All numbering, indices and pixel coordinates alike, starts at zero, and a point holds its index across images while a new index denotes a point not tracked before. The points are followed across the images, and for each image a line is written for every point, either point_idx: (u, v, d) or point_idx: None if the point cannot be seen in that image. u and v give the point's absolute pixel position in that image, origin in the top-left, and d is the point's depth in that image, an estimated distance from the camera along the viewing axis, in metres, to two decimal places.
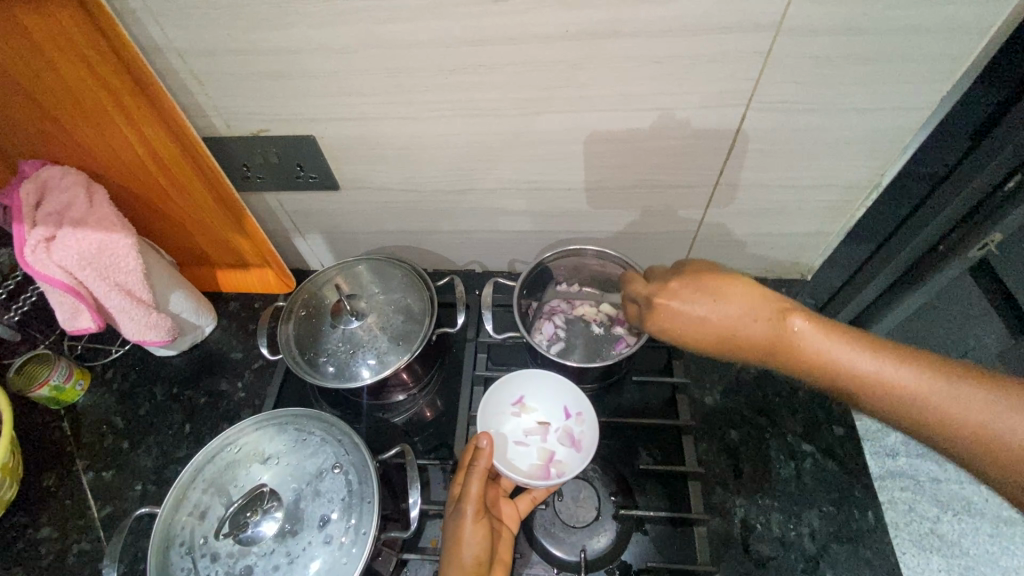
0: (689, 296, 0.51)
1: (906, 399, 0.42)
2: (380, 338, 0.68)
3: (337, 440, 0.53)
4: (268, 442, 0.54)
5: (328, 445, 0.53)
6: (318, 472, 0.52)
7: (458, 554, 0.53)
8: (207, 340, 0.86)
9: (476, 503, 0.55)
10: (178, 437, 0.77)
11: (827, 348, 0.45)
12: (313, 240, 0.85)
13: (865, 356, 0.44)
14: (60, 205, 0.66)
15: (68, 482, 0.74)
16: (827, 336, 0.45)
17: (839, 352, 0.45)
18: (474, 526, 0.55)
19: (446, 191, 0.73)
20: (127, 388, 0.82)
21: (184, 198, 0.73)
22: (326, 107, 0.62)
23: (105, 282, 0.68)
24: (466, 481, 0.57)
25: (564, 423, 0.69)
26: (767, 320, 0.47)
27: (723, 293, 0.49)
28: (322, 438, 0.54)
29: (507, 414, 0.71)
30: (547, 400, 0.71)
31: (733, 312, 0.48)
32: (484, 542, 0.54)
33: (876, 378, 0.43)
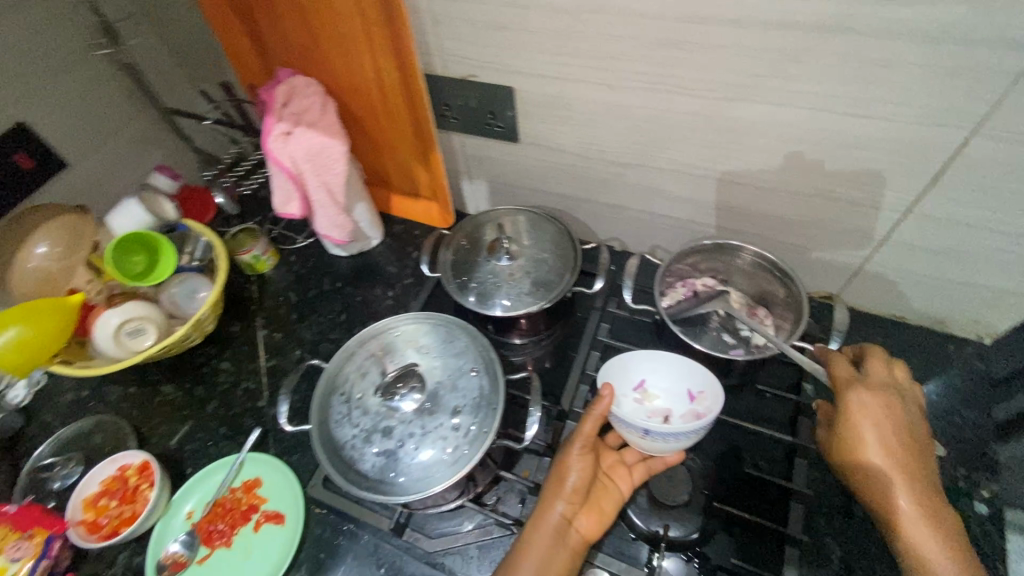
0: (895, 417, 0.57)
1: None
2: (522, 282, 0.74)
3: (478, 349, 0.61)
4: (422, 334, 0.62)
5: (470, 350, 0.61)
6: (458, 370, 0.59)
7: (560, 473, 0.61)
8: (370, 251, 0.99)
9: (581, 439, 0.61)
10: (333, 322, 0.91)
11: (939, 512, 0.53)
12: (477, 185, 0.93)
13: (956, 537, 0.52)
14: (301, 108, 0.80)
15: (249, 332, 0.91)
16: (938, 504, 0.54)
17: (942, 521, 0.53)
18: (578, 456, 0.61)
19: (615, 162, 0.76)
20: (303, 273, 0.98)
21: (389, 123, 0.84)
22: (534, 62, 0.68)
23: (317, 180, 0.81)
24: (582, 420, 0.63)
25: (688, 406, 0.68)
26: (905, 489, 0.54)
27: (916, 433, 0.57)
28: (468, 343, 0.61)
29: (629, 398, 0.70)
30: (667, 391, 0.70)
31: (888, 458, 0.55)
32: (585, 470, 0.60)
33: (953, 554, 0.51)
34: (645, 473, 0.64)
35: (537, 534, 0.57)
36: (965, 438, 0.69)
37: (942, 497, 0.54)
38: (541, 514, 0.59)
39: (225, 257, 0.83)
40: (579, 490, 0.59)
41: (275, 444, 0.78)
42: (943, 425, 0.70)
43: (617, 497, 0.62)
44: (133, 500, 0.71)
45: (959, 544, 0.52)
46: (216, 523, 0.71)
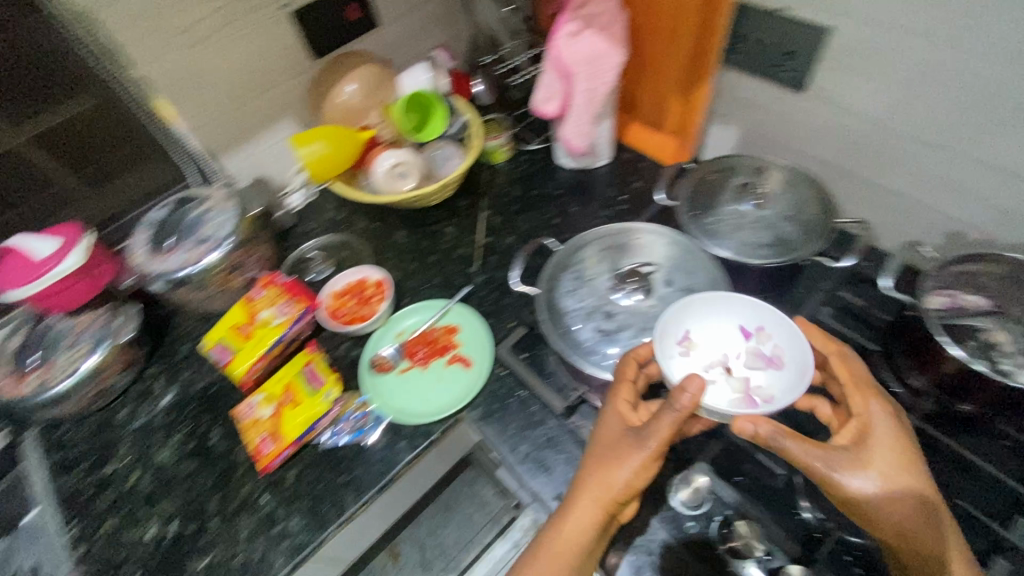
0: (861, 398, 0.59)
1: None
2: (762, 232, 0.71)
3: (704, 275, 0.71)
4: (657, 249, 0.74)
5: (698, 274, 0.71)
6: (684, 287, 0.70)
7: (613, 463, 0.57)
8: (595, 171, 1.03)
9: (625, 410, 0.61)
10: (548, 222, 0.97)
11: (901, 493, 0.53)
12: (727, 131, 0.91)
13: (932, 522, 0.53)
14: (594, 11, 0.83)
15: (473, 209, 1.01)
16: (909, 481, 0.54)
17: (905, 499, 0.53)
18: (641, 446, 0.56)
19: (913, 138, 0.69)
20: (530, 173, 1.05)
21: (668, 48, 0.85)
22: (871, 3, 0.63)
23: (583, 83, 0.85)
24: (626, 403, 0.61)
25: (746, 347, 0.65)
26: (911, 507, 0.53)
27: (887, 422, 0.57)
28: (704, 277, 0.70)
29: (673, 354, 0.65)
30: (706, 331, 0.67)
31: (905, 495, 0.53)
32: (653, 460, 0.56)
33: (908, 532, 0.53)
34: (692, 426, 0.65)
35: (585, 500, 0.57)
36: None
37: (908, 469, 0.55)
38: (582, 481, 0.58)
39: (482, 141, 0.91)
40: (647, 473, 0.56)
41: (477, 305, 0.88)
42: None
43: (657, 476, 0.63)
44: (367, 305, 0.86)
45: (919, 514, 0.53)
46: (419, 349, 0.83)
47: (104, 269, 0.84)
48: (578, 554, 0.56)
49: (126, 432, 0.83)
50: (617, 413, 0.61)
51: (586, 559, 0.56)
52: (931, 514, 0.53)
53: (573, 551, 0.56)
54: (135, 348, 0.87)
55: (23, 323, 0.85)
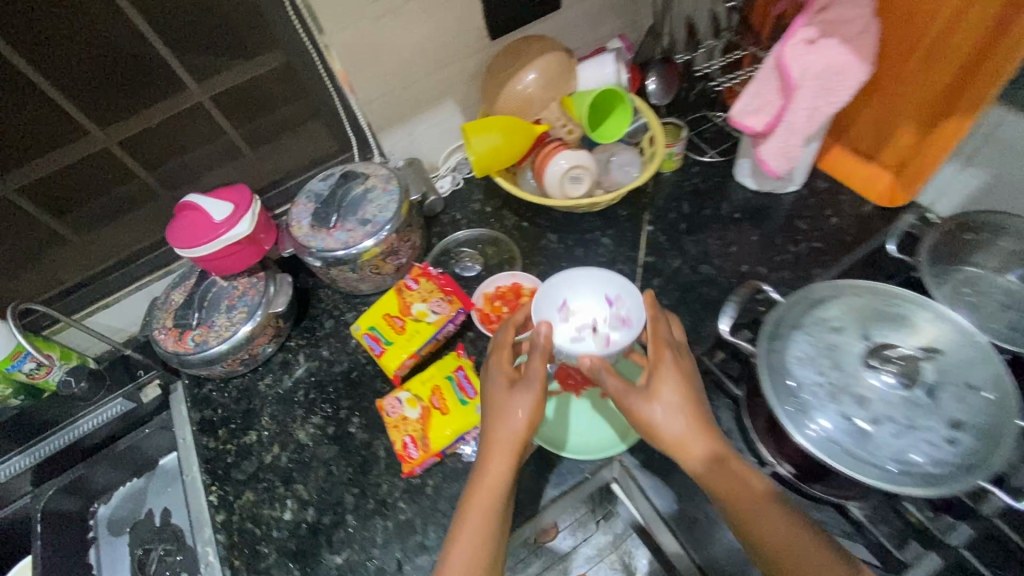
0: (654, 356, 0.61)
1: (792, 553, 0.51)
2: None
3: (995, 369, 0.50)
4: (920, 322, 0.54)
5: (985, 368, 0.50)
6: (964, 382, 0.50)
7: (500, 395, 0.61)
8: (781, 196, 0.91)
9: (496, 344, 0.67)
10: (724, 249, 0.86)
11: (725, 475, 0.55)
12: (968, 174, 0.76)
13: (774, 515, 0.53)
14: (842, 16, 0.70)
15: (636, 221, 0.92)
16: (728, 465, 0.55)
17: (726, 477, 0.55)
18: (503, 369, 0.64)
19: None
20: (702, 188, 0.94)
21: (919, 69, 0.72)
22: None
23: (809, 100, 0.73)
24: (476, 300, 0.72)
25: (609, 312, 0.71)
26: (738, 476, 0.55)
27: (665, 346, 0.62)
28: (994, 373, 0.49)
29: (558, 323, 0.71)
30: (587, 298, 0.73)
31: (707, 441, 0.57)
32: (537, 402, 0.60)
33: (755, 518, 0.53)
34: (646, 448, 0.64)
35: (495, 450, 0.59)
36: None
37: (716, 447, 0.56)
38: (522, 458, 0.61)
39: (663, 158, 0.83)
40: (518, 392, 0.61)
41: None
42: None
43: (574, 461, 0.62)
44: None
45: (753, 503, 0.53)
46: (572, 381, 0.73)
47: (268, 236, 0.83)
48: (498, 546, 0.56)
49: (268, 403, 0.83)
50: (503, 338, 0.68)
51: (499, 520, 0.58)
52: (765, 502, 0.52)
53: (485, 489, 0.58)
54: (284, 319, 0.86)
55: (188, 278, 0.86)
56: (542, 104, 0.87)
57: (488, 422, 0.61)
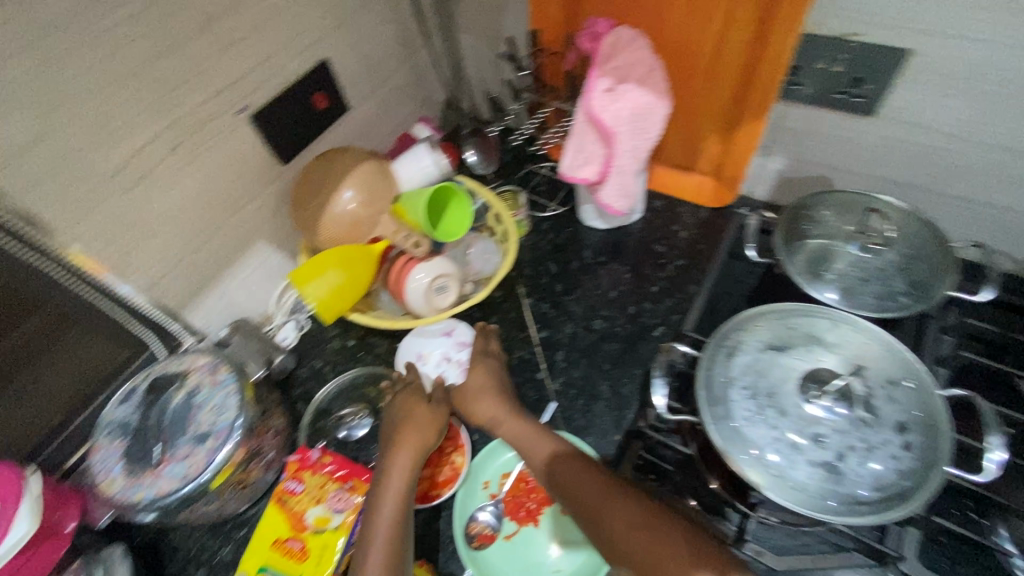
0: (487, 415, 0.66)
1: (608, 509, 0.53)
2: (893, 277, 0.64)
3: (900, 357, 0.53)
4: (825, 333, 0.56)
5: (891, 358, 0.54)
6: (886, 380, 0.52)
7: (408, 429, 0.65)
8: (631, 226, 0.92)
9: (417, 397, 0.69)
10: (605, 297, 0.84)
11: (586, 491, 0.55)
12: (773, 164, 0.83)
13: (578, 468, 0.58)
14: (628, 62, 0.73)
15: (512, 299, 0.86)
16: (586, 481, 0.56)
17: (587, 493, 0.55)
18: (427, 410, 0.67)
19: (1005, 149, 0.65)
20: (559, 242, 0.92)
21: (706, 86, 0.77)
22: (954, 19, 0.59)
23: (629, 142, 0.74)
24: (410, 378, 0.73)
25: (450, 342, 0.78)
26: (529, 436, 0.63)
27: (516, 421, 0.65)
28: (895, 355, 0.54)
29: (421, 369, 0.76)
30: (428, 338, 0.77)
31: (523, 427, 0.64)
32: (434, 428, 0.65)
33: (581, 487, 0.56)
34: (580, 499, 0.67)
35: (390, 482, 0.60)
36: None
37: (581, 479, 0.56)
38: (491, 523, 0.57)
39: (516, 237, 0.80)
40: (416, 424, 0.65)
41: (566, 421, 0.73)
42: None
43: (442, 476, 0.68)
44: (442, 466, 0.69)
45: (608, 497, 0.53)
46: (520, 506, 0.67)
47: (67, 513, 0.61)
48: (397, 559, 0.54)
49: None
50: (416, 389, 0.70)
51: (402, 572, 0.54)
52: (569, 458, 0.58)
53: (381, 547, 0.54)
54: None
55: None
56: (372, 220, 0.77)
57: (380, 474, 0.62)
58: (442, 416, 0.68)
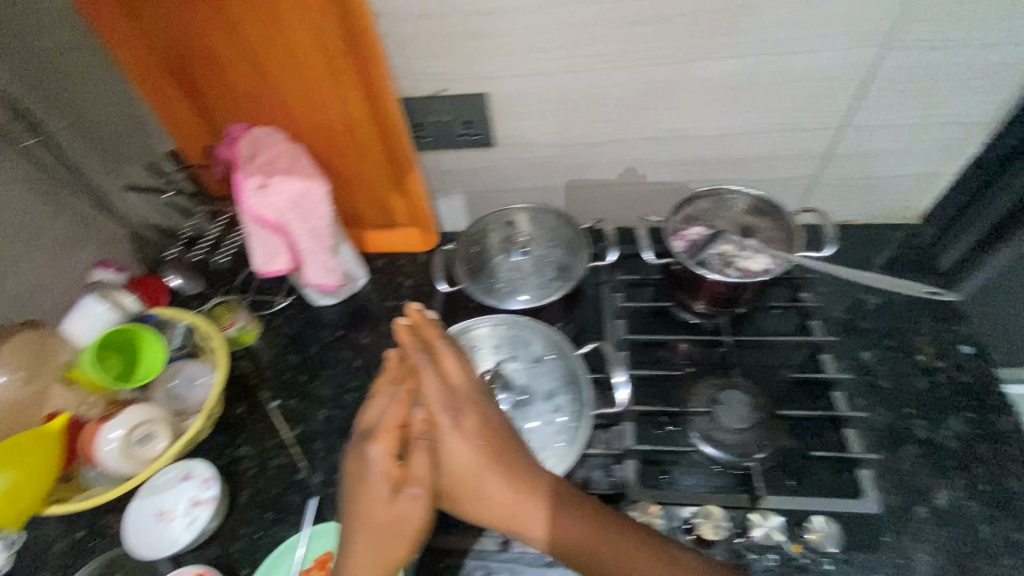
0: (476, 452, 0.52)
1: (578, 544, 0.51)
2: (545, 270, 0.76)
3: (542, 335, 0.70)
4: (491, 339, 0.71)
5: (536, 338, 0.69)
6: (535, 360, 0.68)
7: (398, 527, 0.50)
8: (360, 291, 0.96)
9: (383, 489, 0.50)
10: (349, 370, 0.85)
11: (571, 530, 0.51)
12: (454, 200, 0.95)
13: (525, 487, 0.52)
14: (270, 157, 0.77)
15: (259, 408, 0.83)
16: (578, 523, 0.52)
17: (581, 540, 0.51)
18: (404, 506, 0.50)
19: (590, 144, 0.82)
20: (296, 332, 0.92)
21: (360, 157, 0.84)
22: (503, 65, 0.72)
23: (302, 226, 0.78)
24: (385, 407, 0.53)
25: (190, 485, 0.71)
26: (492, 479, 0.52)
27: (480, 444, 0.53)
28: (537, 334, 0.70)
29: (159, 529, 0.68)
30: (164, 489, 0.70)
31: (482, 465, 0.52)
32: (423, 525, 0.50)
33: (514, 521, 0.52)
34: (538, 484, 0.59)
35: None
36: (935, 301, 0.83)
37: (569, 518, 0.52)
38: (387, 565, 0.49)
39: (223, 351, 0.76)
40: (388, 528, 0.49)
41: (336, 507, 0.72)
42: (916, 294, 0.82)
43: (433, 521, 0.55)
44: None
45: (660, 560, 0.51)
46: None
47: None
48: None
49: None
50: (384, 470, 0.50)
51: None
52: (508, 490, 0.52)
53: None
54: None
55: None
56: (38, 396, 0.69)
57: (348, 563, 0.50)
58: (427, 474, 0.51)
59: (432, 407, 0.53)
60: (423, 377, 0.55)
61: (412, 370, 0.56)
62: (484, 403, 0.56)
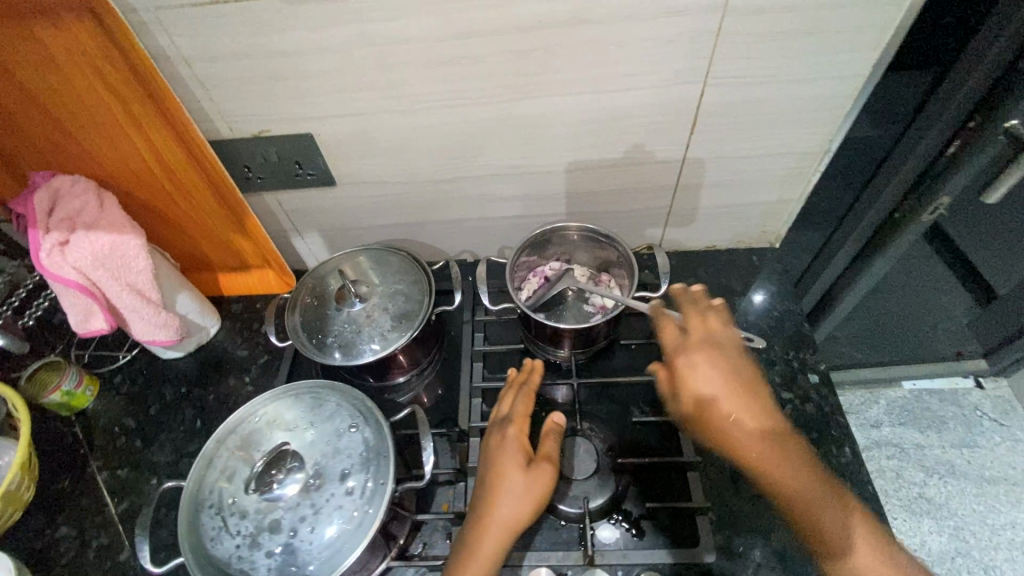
0: (739, 383, 0.63)
1: (508, 488, 0.59)
2: (382, 319, 0.72)
3: (352, 405, 0.57)
4: (288, 410, 0.57)
5: (343, 408, 0.56)
6: (336, 434, 0.55)
7: (503, 499, 0.58)
8: (213, 341, 0.89)
9: (519, 460, 0.61)
10: (189, 432, 0.79)
11: (795, 471, 0.57)
12: (311, 239, 0.90)
13: (511, 455, 0.61)
14: (73, 209, 0.69)
15: (86, 481, 0.76)
16: (794, 461, 0.57)
17: (795, 480, 0.56)
18: (534, 474, 0.59)
19: (437, 180, 0.78)
20: (136, 391, 0.84)
21: (188, 201, 0.77)
22: (322, 106, 0.67)
23: (117, 282, 0.71)
24: (514, 400, 0.68)
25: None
26: (510, 451, 0.62)
27: (733, 378, 0.63)
28: (336, 403, 0.57)
29: None
30: None
31: (512, 447, 0.62)
32: (546, 491, 0.59)
33: (717, 418, 0.61)
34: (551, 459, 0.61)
35: (487, 530, 0.57)
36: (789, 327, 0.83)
37: (795, 456, 0.58)
38: (488, 533, 0.57)
39: (25, 419, 0.68)
40: (520, 489, 0.58)
41: None
42: (770, 321, 0.82)
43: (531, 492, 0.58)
44: None
45: (819, 491, 0.56)
46: None
47: None
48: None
49: None
50: (519, 447, 0.62)
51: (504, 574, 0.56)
52: (506, 464, 0.60)
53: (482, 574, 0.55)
54: None
55: None
56: None
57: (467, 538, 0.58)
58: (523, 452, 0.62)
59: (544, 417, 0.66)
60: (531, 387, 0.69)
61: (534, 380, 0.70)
62: (743, 354, 0.66)
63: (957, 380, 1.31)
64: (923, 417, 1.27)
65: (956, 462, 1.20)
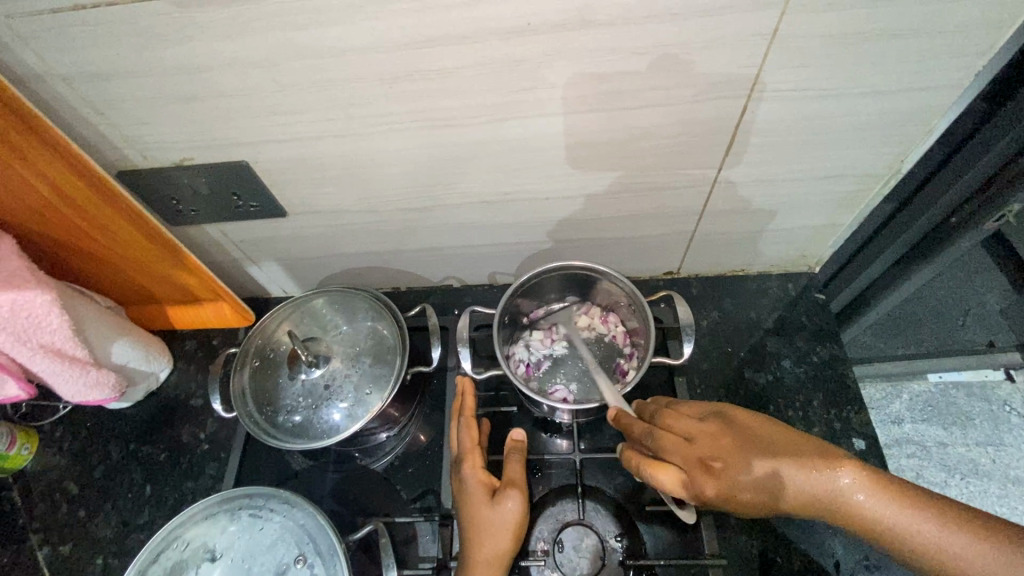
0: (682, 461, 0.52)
1: (489, 525, 0.54)
2: (345, 386, 0.60)
3: (300, 528, 0.50)
4: (219, 536, 0.49)
5: (288, 534, 0.49)
6: (280, 569, 0.48)
7: (483, 534, 0.54)
8: (165, 386, 0.78)
9: (482, 496, 0.56)
10: (139, 500, 0.70)
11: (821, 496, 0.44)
12: (269, 268, 0.76)
13: (475, 492, 0.56)
14: None
15: (24, 559, 0.67)
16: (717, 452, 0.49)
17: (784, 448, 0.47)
18: (500, 507, 0.55)
19: (410, 210, 0.64)
20: (80, 448, 0.74)
21: (110, 239, 0.62)
22: (251, 128, 0.52)
23: (28, 346, 0.59)
24: (458, 434, 0.62)
25: None
26: (471, 488, 0.57)
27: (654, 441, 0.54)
28: (280, 526, 0.50)
29: None
30: None
31: (473, 484, 0.57)
32: (519, 520, 0.54)
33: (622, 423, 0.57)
34: (517, 487, 0.56)
35: None
36: (830, 374, 0.71)
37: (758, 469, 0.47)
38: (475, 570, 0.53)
39: None
40: (491, 526, 0.54)
41: None
42: (809, 371, 0.72)
43: (501, 535, 0.54)
44: None
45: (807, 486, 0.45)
46: None
47: None
48: None
49: None
50: (479, 482, 0.57)
51: None
52: (472, 504, 0.56)
53: None
54: None
55: None
56: None
57: None
58: (490, 487, 0.57)
59: (506, 445, 0.61)
60: (471, 420, 0.62)
61: (470, 409, 0.63)
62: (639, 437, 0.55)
63: (986, 371, 1.00)
64: (947, 412, 0.99)
65: (978, 460, 0.94)
